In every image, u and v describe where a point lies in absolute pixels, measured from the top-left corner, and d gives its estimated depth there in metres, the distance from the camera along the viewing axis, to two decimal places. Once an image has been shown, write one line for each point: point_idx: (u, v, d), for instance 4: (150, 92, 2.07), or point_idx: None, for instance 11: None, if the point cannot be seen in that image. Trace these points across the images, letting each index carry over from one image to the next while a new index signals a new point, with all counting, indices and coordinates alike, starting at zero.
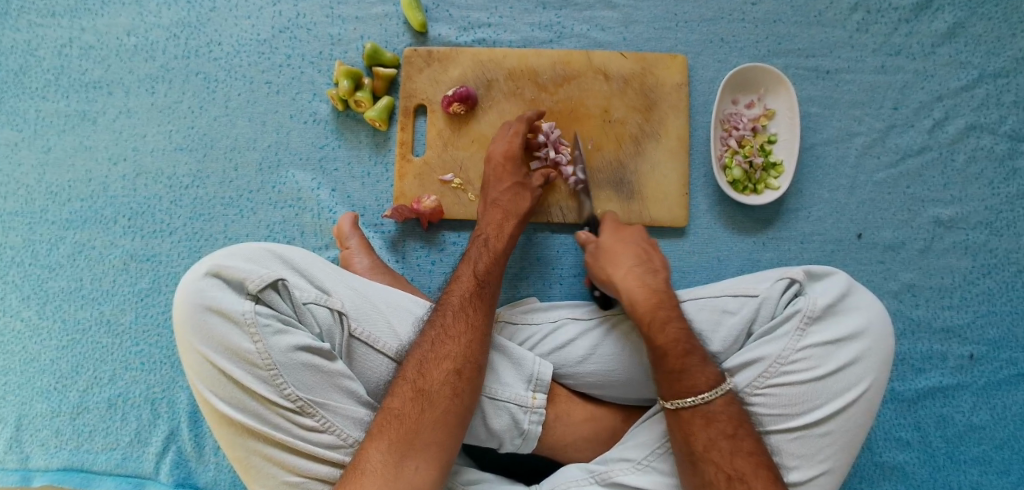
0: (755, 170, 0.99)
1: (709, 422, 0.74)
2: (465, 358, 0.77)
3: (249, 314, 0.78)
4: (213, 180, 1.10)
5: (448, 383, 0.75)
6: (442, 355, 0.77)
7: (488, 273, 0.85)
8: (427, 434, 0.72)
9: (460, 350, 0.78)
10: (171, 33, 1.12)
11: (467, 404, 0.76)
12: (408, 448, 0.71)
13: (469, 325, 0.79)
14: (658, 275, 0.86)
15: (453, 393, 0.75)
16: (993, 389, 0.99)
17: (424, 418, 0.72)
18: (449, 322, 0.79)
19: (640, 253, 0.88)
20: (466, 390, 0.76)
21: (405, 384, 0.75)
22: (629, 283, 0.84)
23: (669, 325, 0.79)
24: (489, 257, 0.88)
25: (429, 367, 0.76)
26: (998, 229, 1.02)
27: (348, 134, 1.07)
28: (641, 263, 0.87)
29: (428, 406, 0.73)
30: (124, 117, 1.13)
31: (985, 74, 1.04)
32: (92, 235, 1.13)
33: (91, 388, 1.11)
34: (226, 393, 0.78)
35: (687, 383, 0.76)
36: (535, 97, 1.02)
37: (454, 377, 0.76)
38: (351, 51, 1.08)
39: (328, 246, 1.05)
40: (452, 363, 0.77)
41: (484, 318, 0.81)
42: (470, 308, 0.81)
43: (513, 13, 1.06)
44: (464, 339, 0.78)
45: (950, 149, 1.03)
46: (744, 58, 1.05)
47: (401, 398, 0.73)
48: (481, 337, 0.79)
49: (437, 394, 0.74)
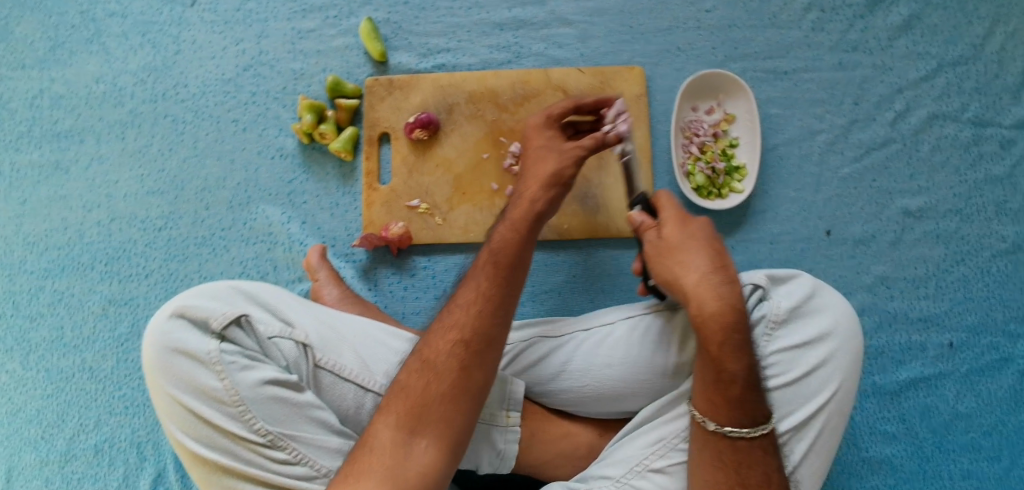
0: (718, 175, 1.00)
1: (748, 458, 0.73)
2: (473, 328, 0.71)
3: (214, 353, 0.78)
4: (186, 220, 1.11)
5: (453, 355, 0.70)
6: (449, 324, 0.72)
7: (505, 240, 0.77)
8: (433, 409, 0.68)
9: (467, 320, 0.71)
10: (138, 79, 1.14)
11: (479, 380, 0.70)
12: (415, 426, 0.67)
13: (480, 292, 0.73)
14: (734, 284, 0.74)
15: (459, 366, 0.69)
16: (976, 375, 0.98)
17: (428, 392, 0.68)
18: (462, 291, 0.74)
19: (711, 253, 0.76)
20: (478, 364, 0.70)
21: (414, 357, 0.71)
22: (702, 292, 0.73)
23: (741, 353, 0.72)
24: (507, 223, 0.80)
25: (435, 337, 0.72)
26: (968, 215, 1.01)
27: (314, 166, 1.08)
28: (714, 267, 0.74)
29: (434, 379, 0.69)
30: (97, 164, 1.14)
31: (944, 63, 1.04)
32: (71, 282, 1.14)
33: (78, 435, 1.11)
34: (198, 433, 0.79)
35: (748, 412, 0.72)
36: (496, 118, 1.03)
37: (461, 349, 0.70)
38: (314, 84, 1.09)
39: (301, 278, 1.06)
40: (459, 333, 0.71)
41: (503, 284, 0.73)
42: (482, 275, 0.74)
43: (471, 36, 1.08)
44: (473, 308, 0.72)
45: (914, 140, 1.03)
46: (701, 65, 1.06)
47: (406, 372, 0.70)
48: (494, 304, 0.72)
49: (443, 366, 0.69)
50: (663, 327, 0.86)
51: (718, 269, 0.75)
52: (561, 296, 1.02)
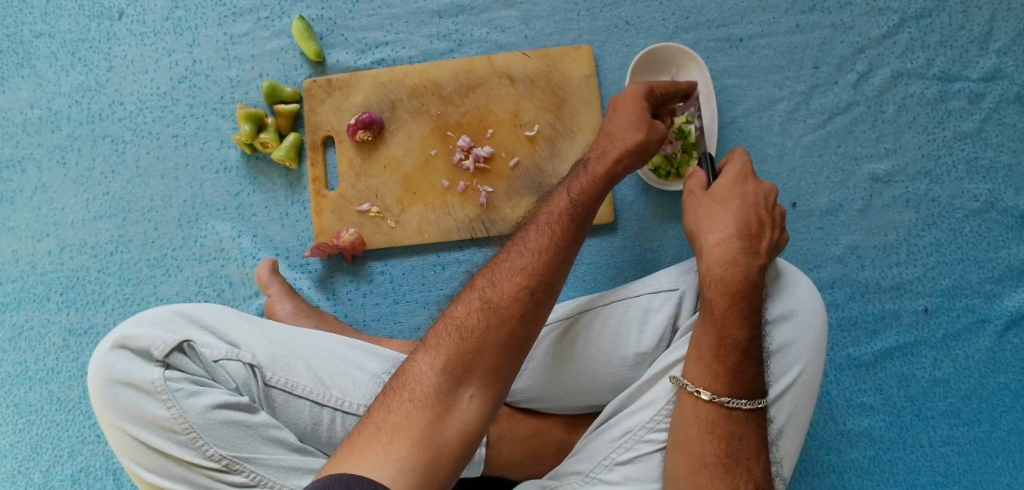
0: (674, 153, 0.94)
1: (718, 422, 0.70)
2: (540, 276, 0.66)
3: (159, 382, 0.76)
4: (137, 243, 1.08)
5: (519, 300, 0.64)
6: (517, 269, 0.66)
7: (580, 195, 0.74)
8: (487, 356, 0.60)
9: (537, 269, 0.67)
10: (73, 100, 1.10)
11: (533, 334, 0.64)
12: (465, 371, 0.59)
13: (554, 242, 0.69)
14: (756, 257, 0.75)
15: (523, 313, 0.63)
16: (953, 340, 0.95)
17: (485, 333, 0.61)
18: (531, 237, 0.69)
19: (748, 223, 0.77)
20: (537, 317, 0.65)
21: (472, 295, 0.65)
22: (716, 253, 0.76)
23: (744, 321, 0.71)
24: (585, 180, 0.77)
25: (501, 278, 0.65)
26: (938, 176, 0.97)
27: (260, 177, 1.04)
28: (740, 236, 0.76)
29: (496, 319, 0.62)
30: (41, 193, 1.11)
31: (907, 17, 0.99)
32: (28, 314, 1.11)
33: (53, 467, 1.10)
34: (153, 464, 0.77)
35: (741, 381, 0.70)
36: (441, 111, 0.99)
37: (526, 295, 0.64)
38: (252, 91, 1.05)
39: (257, 293, 1.03)
40: (526, 279, 0.66)
41: (571, 240, 0.70)
42: (556, 222, 0.71)
43: (410, 27, 1.03)
44: (542, 257, 0.67)
45: (879, 101, 0.98)
46: (652, 39, 1.01)
47: (467, 309, 0.63)
48: (563, 259, 0.68)
49: (506, 308, 0.63)
50: (622, 318, 0.81)
51: (745, 241, 0.76)
52: None
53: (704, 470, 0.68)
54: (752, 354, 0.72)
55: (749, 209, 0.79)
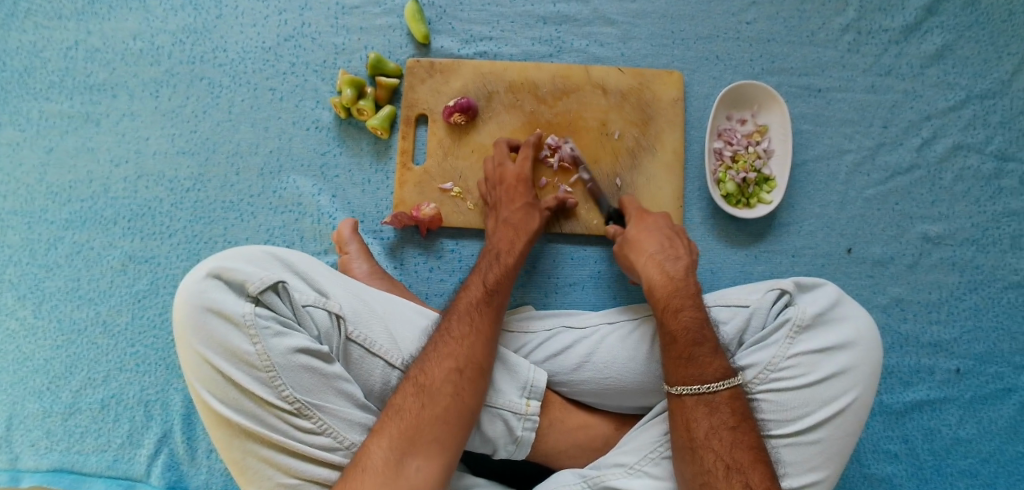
0: (747, 185, 1.02)
1: (718, 426, 0.75)
2: (468, 359, 0.80)
3: (249, 316, 0.79)
4: (215, 184, 1.11)
5: (449, 381, 0.78)
6: (444, 354, 0.79)
7: (495, 283, 0.87)
8: (429, 431, 0.74)
9: (463, 352, 0.80)
10: (177, 39, 1.14)
11: (469, 404, 0.78)
12: (410, 445, 0.73)
13: (473, 329, 0.82)
14: (678, 259, 0.89)
15: (454, 392, 0.77)
16: (979, 403, 1.01)
17: (424, 415, 0.75)
18: (454, 326, 0.82)
19: (664, 240, 0.92)
20: (471, 390, 0.79)
21: (408, 382, 0.78)
22: (649, 269, 0.89)
23: (681, 313, 0.83)
24: (499, 269, 0.90)
25: (432, 365, 0.78)
26: (984, 246, 1.04)
27: (349, 141, 1.08)
28: (662, 249, 0.91)
29: (429, 402, 0.76)
30: (128, 120, 1.14)
31: (973, 95, 1.07)
32: (92, 235, 1.13)
33: (85, 389, 1.11)
34: (226, 395, 0.79)
35: (698, 372, 0.78)
36: (534, 109, 1.05)
37: (455, 376, 0.78)
38: (354, 60, 1.10)
39: (327, 251, 1.07)
40: (454, 362, 0.79)
41: (491, 325, 0.83)
42: (475, 313, 0.83)
43: (514, 27, 1.09)
44: (467, 341, 0.81)
45: (938, 168, 1.05)
46: (738, 76, 1.07)
47: (404, 396, 0.76)
48: (486, 341, 0.82)
49: (438, 391, 0.77)
50: None
51: (666, 251, 0.91)
52: (584, 290, 1.04)
53: (708, 472, 0.73)
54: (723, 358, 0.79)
55: (664, 227, 0.95)
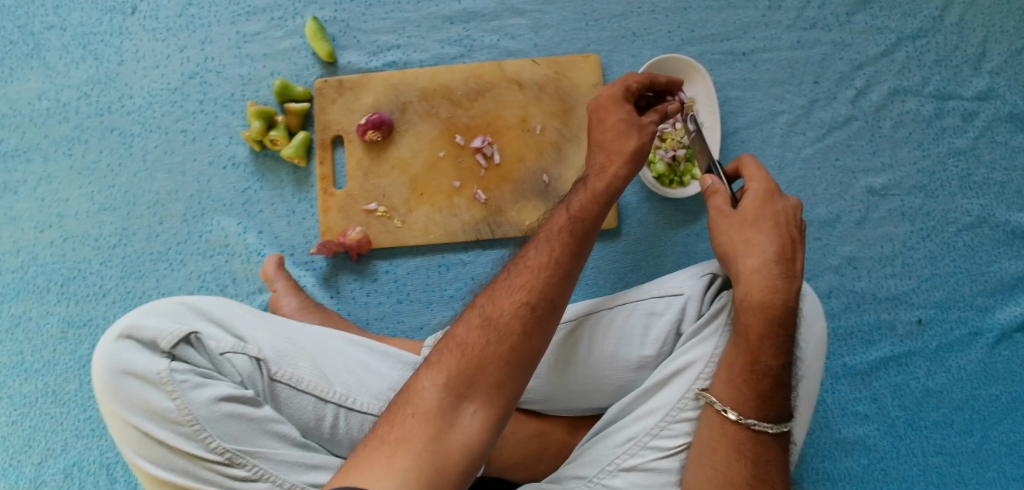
0: (678, 163, 0.97)
1: (746, 444, 0.72)
2: (541, 293, 0.66)
3: (164, 372, 0.75)
4: (141, 236, 1.08)
5: (518, 316, 0.64)
6: (516, 286, 0.67)
7: (582, 210, 0.73)
8: (486, 373, 0.61)
9: (537, 285, 0.67)
10: (82, 92, 1.11)
11: (537, 349, 0.64)
12: (466, 385, 0.60)
13: (552, 260, 0.69)
14: (794, 278, 0.74)
15: (522, 330, 0.64)
16: (946, 351, 0.97)
17: (484, 351, 0.62)
18: (529, 253, 0.69)
19: (783, 244, 0.76)
20: (539, 332, 0.65)
21: (473, 313, 0.66)
22: (751, 282, 0.74)
23: (778, 348, 0.73)
24: (586, 196, 0.76)
25: (501, 295, 0.66)
26: (932, 191, 1.00)
27: (268, 174, 1.05)
28: (776, 257, 0.75)
29: (491, 336, 0.63)
30: (45, 183, 1.11)
31: (904, 36, 1.02)
32: (27, 305, 1.11)
33: (46, 461, 1.09)
34: (154, 456, 0.76)
35: (767, 404, 0.72)
36: (450, 114, 1.01)
37: (525, 311, 0.65)
38: (263, 89, 1.06)
39: (261, 289, 1.03)
40: (527, 296, 0.66)
41: (568, 261, 0.70)
42: (554, 243, 0.70)
43: (422, 31, 1.05)
44: (542, 274, 0.67)
45: (876, 117, 1.01)
46: (658, 51, 1.03)
47: (468, 326, 0.64)
48: (564, 277, 0.68)
49: (505, 326, 0.64)
50: (627, 322, 0.82)
51: (782, 265, 0.75)
52: None
53: None
54: (784, 380, 0.74)
55: (789, 223, 0.78)
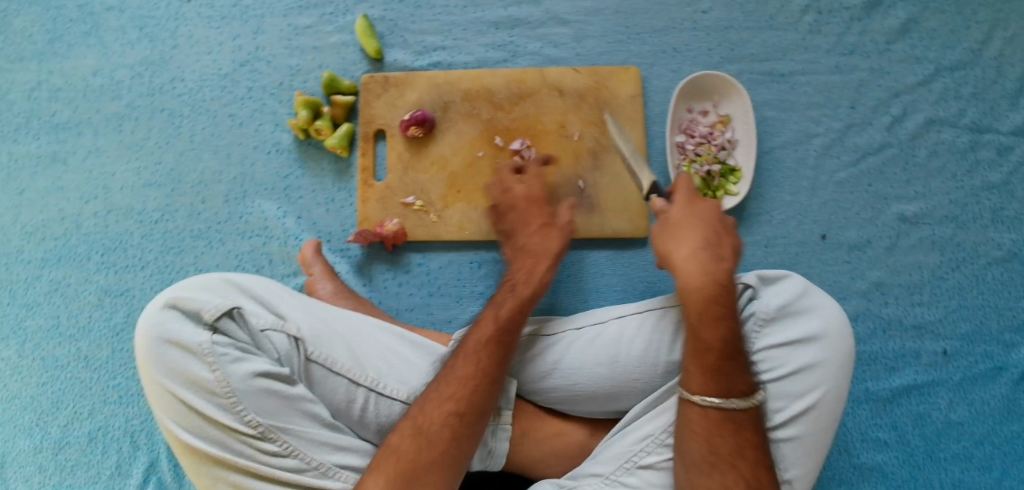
0: (712, 178, 0.99)
1: (723, 425, 0.73)
2: (468, 403, 0.75)
3: (206, 344, 0.78)
4: (182, 213, 1.11)
5: (448, 425, 0.73)
6: (446, 395, 0.75)
7: (509, 319, 0.81)
8: (425, 476, 0.71)
9: (465, 393, 0.75)
10: (136, 72, 1.14)
11: (466, 450, 0.74)
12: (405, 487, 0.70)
13: (481, 371, 0.77)
14: (722, 261, 0.76)
15: (451, 437, 0.73)
16: (969, 384, 0.98)
17: (417, 458, 0.71)
18: (457, 366, 0.77)
19: (710, 234, 0.78)
20: (467, 436, 0.74)
21: (409, 421, 0.74)
22: (687, 268, 0.76)
23: (720, 322, 0.73)
24: (514, 302, 0.83)
25: (433, 403, 0.74)
26: (964, 222, 1.01)
27: (311, 162, 1.08)
28: (707, 244, 0.77)
29: (426, 445, 0.72)
30: (94, 156, 1.14)
31: (942, 67, 1.04)
32: (68, 272, 1.14)
33: (72, 423, 1.11)
34: (189, 424, 0.78)
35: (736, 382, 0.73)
36: (491, 116, 1.03)
37: (454, 420, 0.74)
38: (310, 80, 1.09)
39: (295, 273, 1.06)
40: (456, 404, 0.74)
41: (497, 367, 0.78)
42: (483, 352, 0.78)
43: (467, 35, 1.07)
44: (472, 384, 0.76)
45: (911, 145, 1.03)
46: (698, 67, 1.05)
47: (400, 436, 0.72)
48: (492, 385, 0.77)
49: (434, 435, 0.72)
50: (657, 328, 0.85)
51: (711, 250, 0.77)
52: (555, 295, 1.01)
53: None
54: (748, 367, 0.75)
55: (716, 218, 0.80)
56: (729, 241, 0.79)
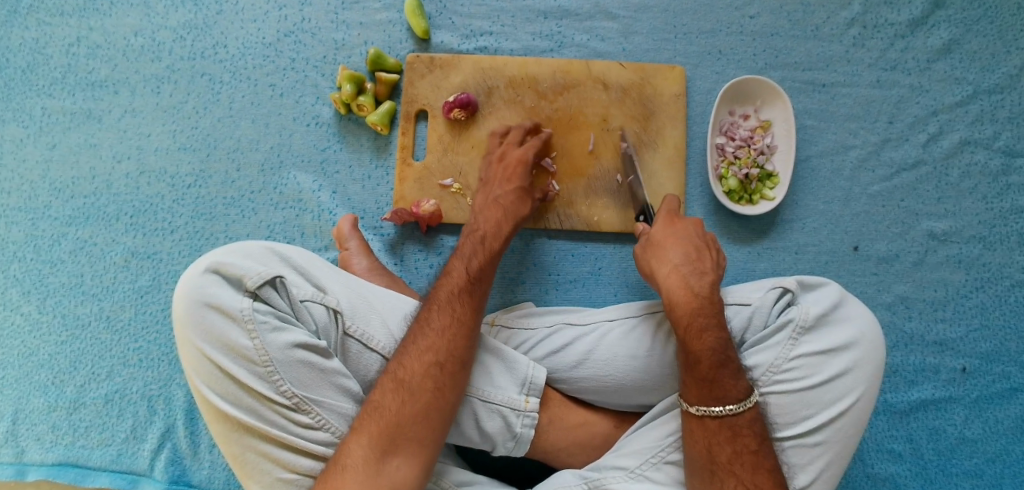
0: (750, 181, 1.01)
1: (737, 433, 0.74)
2: (447, 351, 0.75)
3: (247, 311, 0.74)
4: (217, 180, 1.11)
5: (428, 376, 0.74)
6: (425, 347, 0.75)
7: (478, 270, 0.82)
8: (409, 429, 0.71)
9: (442, 343, 0.76)
10: (178, 35, 1.14)
11: (451, 399, 0.75)
12: (390, 442, 0.70)
13: (455, 319, 0.77)
14: (704, 274, 0.82)
15: (435, 388, 0.73)
16: (985, 402, 1.00)
17: (403, 411, 0.71)
18: (434, 317, 0.77)
19: (691, 249, 0.85)
20: (450, 386, 0.75)
21: (387, 377, 0.74)
22: (671, 283, 0.82)
23: (705, 334, 0.77)
24: (483, 255, 0.85)
25: (410, 358, 0.75)
26: (991, 243, 1.03)
27: (350, 137, 1.09)
28: (688, 261, 0.83)
29: (408, 398, 0.72)
30: (130, 116, 1.14)
31: (980, 89, 1.05)
32: (94, 231, 1.12)
33: (89, 384, 1.09)
34: (223, 390, 0.74)
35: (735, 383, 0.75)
36: (534, 104, 1.04)
37: (435, 371, 0.74)
38: (355, 56, 1.10)
39: (327, 247, 1.06)
40: (434, 356, 0.75)
41: (471, 314, 0.79)
42: (458, 304, 0.79)
43: (515, 22, 1.08)
44: (448, 333, 0.76)
45: (945, 164, 1.04)
46: (741, 71, 1.06)
47: (383, 393, 0.72)
48: (467, 332, 0.77)
49: (417, 386, 0.73)
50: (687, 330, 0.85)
51: (692, 266, 0.83)
52: (585, 287, 1.03)
53: None
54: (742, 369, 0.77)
55: (693, 234, 0.87)
56: (709, 258, 0.85)
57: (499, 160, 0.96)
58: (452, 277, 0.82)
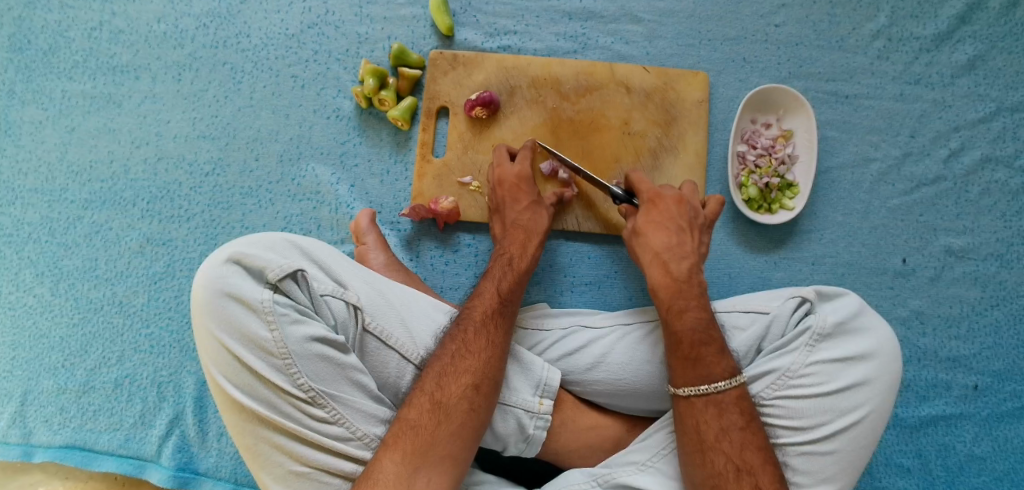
0: (770, 190, 1.00)
1: (727, 408, 0.75)
2: (483, 374, 0.76)
3: (268, 303, 0.74)
4: (234, 169, 1.11)
5: (465, 398, 0.74)
6: (462, 369, 0.75)
7: (508, 293, 0.84)
8: (443, 448, 0.71)
9: (478, 366, 0.76)
10: (201, 23, 1.14)
11: (484, 419, 0.75)
12: (422, 460, 0.70)
13: (489, 342, 0.78)
14: (684, 258, 0.85)
15: (470, 408, 0.74)
16: (995, 421, 1.00)
17: (439, 432, 0.72)
18: (470, 338, 0.78)
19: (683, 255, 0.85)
20: (483, 408, 0.75)
21: (423, 395, 0.74)
22: (671, 313, 0.81)
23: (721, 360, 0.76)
24: (512, 275, 0.87)
25: (447, 379, 0.75)
26: (1008, 262, 1.03)
27: (370, 131, 1.09)
28: (678, 267, 0.84)
29: (444, 419, 0.72)
30: (150, 102, 1.14)
31: (1003, 107, 1.05)
32: (110, 216, 1.12)
33: (100, 368, 1.09)
34: (238, 380, 0.73)
35: (701, 373, 0.76)
36: (556, 105, 1.04)
37: (471, 392, 0.75)
38: (378, 50, 1.10)
39: (343, 240, 1.07)
40: (471, 378, 0.75)
41: (504, 337, 0.80)
42: (491, 326, 0.80)
43: (540, 22, 1.08)
44: (483, 355, 0.77)
45: (965, 181, 1.04)
46: (764, 79, 1.06)
47: (419, 411, 0.72)
48: (499, 355, 0.78)
49: (454, 409, 0.73)
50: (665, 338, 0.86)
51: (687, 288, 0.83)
52: (600, 290, 1.03)
53: (719, 475, 0.72)
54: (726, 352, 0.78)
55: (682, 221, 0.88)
56: (692, 239, 0.87)
57: (499, 183, 0.96)
58: (483, 298, 0.83)
